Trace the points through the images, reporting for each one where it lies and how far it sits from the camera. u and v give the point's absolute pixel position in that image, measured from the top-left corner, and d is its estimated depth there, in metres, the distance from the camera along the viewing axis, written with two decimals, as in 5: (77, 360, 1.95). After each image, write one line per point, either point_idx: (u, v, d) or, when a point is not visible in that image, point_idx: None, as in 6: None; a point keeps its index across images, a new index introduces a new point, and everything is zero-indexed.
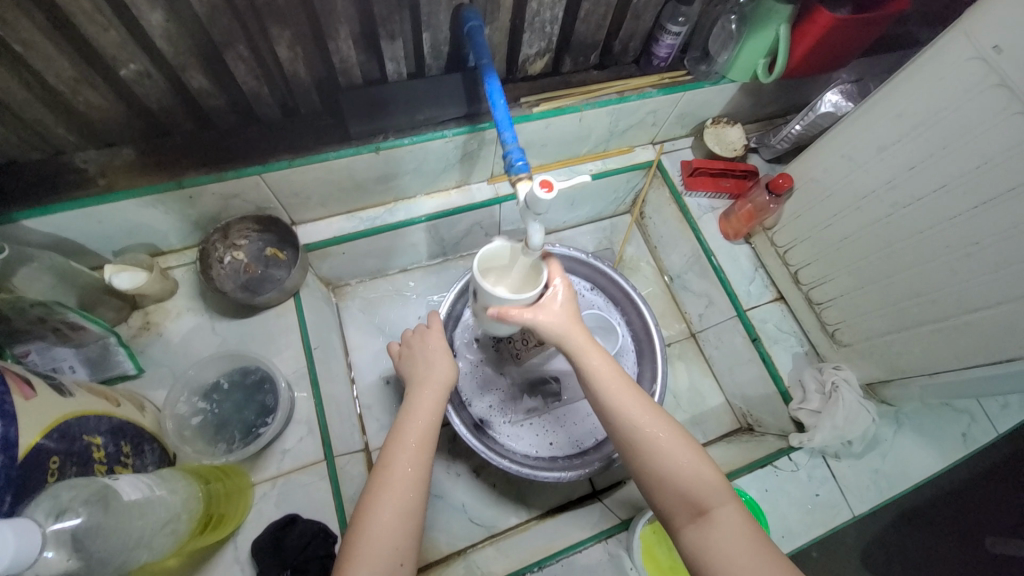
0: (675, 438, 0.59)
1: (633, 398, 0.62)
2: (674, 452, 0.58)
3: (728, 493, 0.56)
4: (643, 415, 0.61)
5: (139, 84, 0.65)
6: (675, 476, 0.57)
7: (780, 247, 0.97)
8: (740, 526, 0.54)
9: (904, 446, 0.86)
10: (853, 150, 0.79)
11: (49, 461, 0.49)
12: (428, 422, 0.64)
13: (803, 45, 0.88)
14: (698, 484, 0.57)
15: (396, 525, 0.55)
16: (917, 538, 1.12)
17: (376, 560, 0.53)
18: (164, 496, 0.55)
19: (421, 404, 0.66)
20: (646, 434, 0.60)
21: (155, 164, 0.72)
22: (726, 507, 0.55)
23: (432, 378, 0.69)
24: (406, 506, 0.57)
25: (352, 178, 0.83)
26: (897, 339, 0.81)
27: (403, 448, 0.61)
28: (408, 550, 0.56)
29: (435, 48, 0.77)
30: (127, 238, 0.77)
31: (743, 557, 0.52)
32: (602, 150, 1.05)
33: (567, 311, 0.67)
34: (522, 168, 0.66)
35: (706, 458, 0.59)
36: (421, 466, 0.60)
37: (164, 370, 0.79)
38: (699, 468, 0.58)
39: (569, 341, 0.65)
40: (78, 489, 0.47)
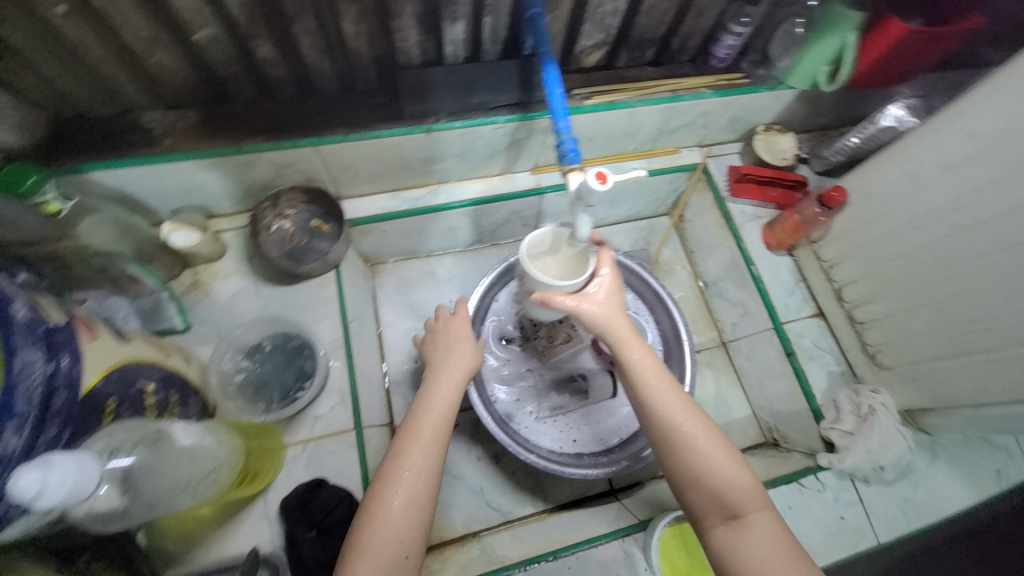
0: (714, 441, 0.60)
1: (675, 396, 0.63)
2: (713, 454, 0.59)
3: (762, 500, 0.58)
4: (684, 414, 0.62)
5: (210, 50, 0.67)
6: (712, 478, 0.58)
7: (825, 262, 0.94)
8: (773, 533, 0.56)
9: (938, 478, 0.83)
10: (915, 166, 0.76)
11: (106, 402, 0.50)
12: (444, 412, 0.64)
13: (870, 55, 0.85)
14: (733, 489, 0.58)
15: (404, 518, 0.56)
16: None
17: (382, 551, 0.54)
18: (212, 445, 0.58)
19: (440, 391, 0.66)
20: (686, 434, 0.60)
21: (216, 129, 0.74)
22: (761, 512, 0.57)
23: (453, 367, 0.69)
24: (417, 498, 0.58)
25: (400, 157, 0.84)
26: (943, 366, 0.78)
27: (416, 438, 0.61)
28: (413, 543, 0.56)
29: (494, 33, 0.77)
30: (184, 198, 0.80)
31: (776, 561, 0.53)
32: (648, 148, 1.03)
33: (612, 303, 0.67)
34: (574, 158, 0.66)
35: (743, 464, 0.60)
36: (431, 457, 0.60)
37: (209, 329, 0.82)
38: (736, 472, 0.59)
39: (614, 334, 0.66)
40: (130, 432, 0.49)
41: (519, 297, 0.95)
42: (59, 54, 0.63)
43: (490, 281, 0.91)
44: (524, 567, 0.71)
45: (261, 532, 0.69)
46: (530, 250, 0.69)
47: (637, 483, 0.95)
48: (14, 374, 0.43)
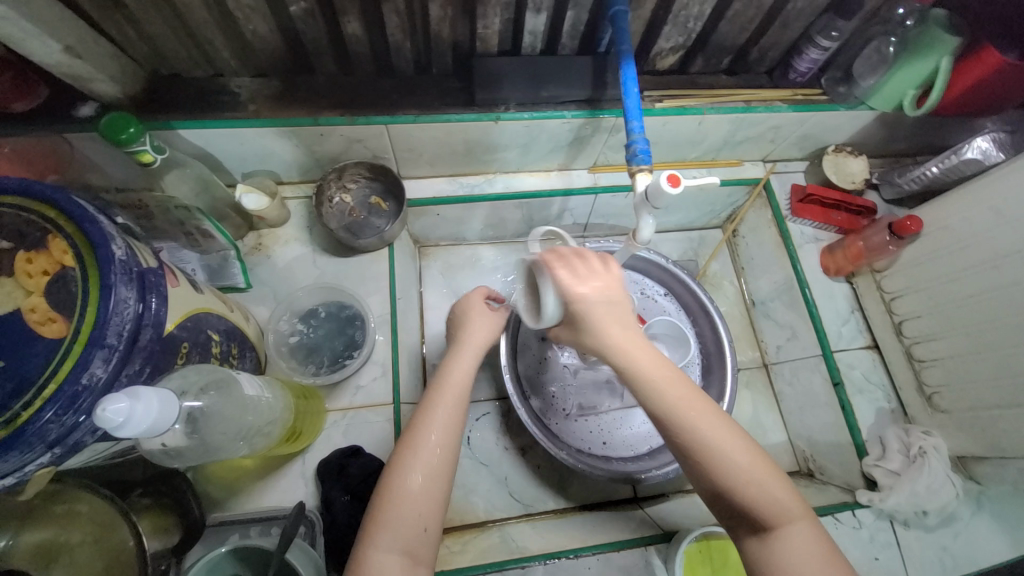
0: (742, 448, 0.54)
1: (688, 403, 0.55)
2: (740, 463, 0.53)
3: (799, 511, 0.53)
4: (706, 421, 0.54)
5: (303, 22, 0.69)
6: (739, 491, 0.53)
7: (887, 293, 0.90)
8: (810, 547, 0.52)
9: (982, 531, 0.79)
10: (1005, 203, 0.72)
11: (180, 346, 0.54)
12: (461, 390, 0.63)
13: (962, 82, 0.81)
14: (765, 500, 0.53)
15: (422, 490, 0.55)
16: None
17: (402, 524, 0.53)
18: (269, 399, 0.61)
19: (457, 370, 0.66)
20: (705, 444, 0.54)
21: (296, 99, 0.77)
22: (794, 525, 0.52)
23: (467, 349, 0.69)
24: (433, 471, 0.56)
25: (465, 143, 0.85)
26: (1005, 416, 0.74)
27: (431, 415, 0.60)
28: (432, 515, 0.55)
29: (574, 28, 0.77)
30: (258, 163, 0.83)
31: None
32: (710, 158, 1.01)
33: (599, 301, 0.57)
34: (645, 159, 0.66)
35: (774, 468, 0.55)
36: (446, 433, 0.59)
37: (266, 290, 0.85)
38: (768, 481, 0.53)
39: (607, 331, 0.57)
40: (195, 376, 0.51)
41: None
42: (166, 14, 0.66)
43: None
44: (544, 561, 0.71)
45: (296, 490, 0.72)
46: (523, 268, 0.69)
47: (661, 495, 0.94)
48: (109, 309, 0.44)
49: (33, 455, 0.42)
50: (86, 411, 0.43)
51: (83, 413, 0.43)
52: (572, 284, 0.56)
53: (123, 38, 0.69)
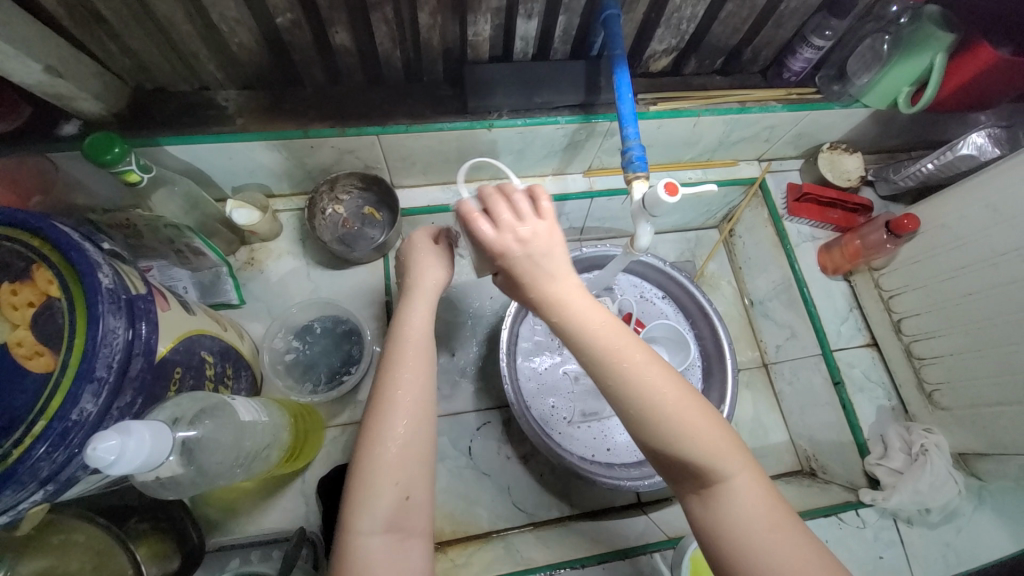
0: (682, 397, 0.51)
1: (631, 356, 0.51)
2: (679, 415, 0.50)
3: (741, 463, 0.51)
4: (648, 372, 0.51)
5: (290, 33, 0.68)
6: (681, 445, 0.50)
7: (885, 291, 0.90)
8: (751, 500, 0.50)
9: (985, 526, 0.79)
10: (1001, 201, 0.72)
11: (173, 371, 0.53)
12: (425, 347, 0.57)
13: (956, 79, 0.81)
14: (708, 454, 0.50)
15: (398, 457, 0.51)
16: None
17: (382, 498, 0.50)
18: (267, 421, 0.60)
19: (415, 324, 0.57)
20: (643, 394, 0.50)
21: (284, 111, 0.76)
22: (737, 478, 0.50)
23: (421, 300, 0.59)
24: (408, 433, 0.52)
25: (458, 151, 0.84)
26: (1006, 413, 0.74)
27: (400, 377, 0.54)
28: (412, 482, 0.52)
29: (566, 32, 0.76)
30: (248, 176, 0.82)
31: (755, 532, 0.48)
32: (705, 159, 1.01)
33: (538, 233, 0.51)
34: (641, 166, 0.65)
35: (714, 417, 0.52)
36: (417, 390, 0.54)
37: (260, 306, 0.84)
38: (709, 430, 0.51)
39: (540, 271, 0.51)
40: (193, 402, 0.51)
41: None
42: (149, 28, 0.65)
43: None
44: (548, 573, 0.70)
45: (297, 509, 0.71)
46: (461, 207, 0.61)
47: (665, 498, 0.94)
48: (98, 340, 0.43)
49: (25, 494, 0.41)
50: (79, 446, 0.42)
51: (77, 448, 0.42)
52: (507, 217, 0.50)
53: (105, 54, 0.67)
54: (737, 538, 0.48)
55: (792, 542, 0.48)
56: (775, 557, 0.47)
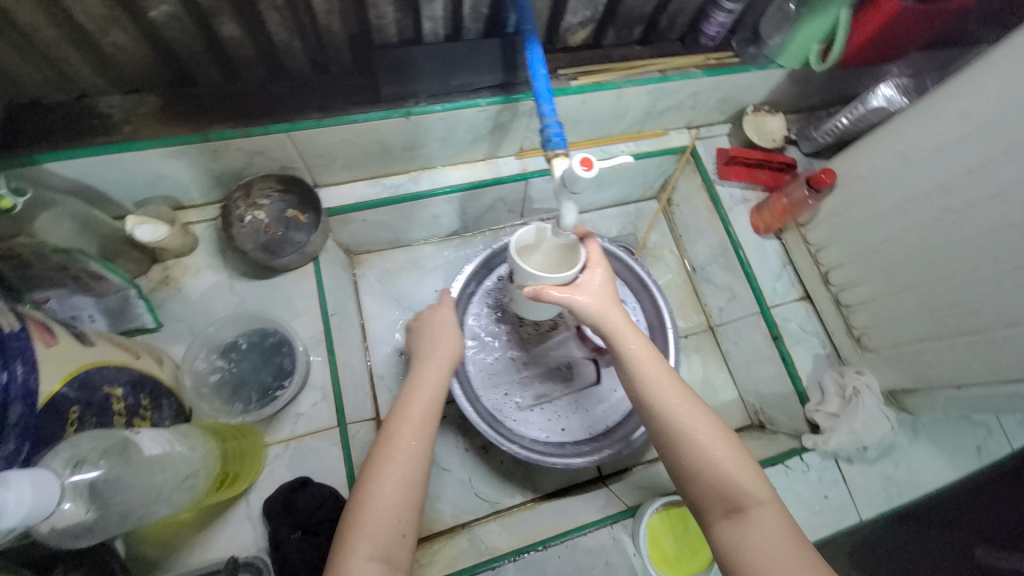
0: (715, 429, 0.59)
1: (674, 387, 0.61)
2: (713, 445, 0.57)
3: (769, 494, 0.55)
4: (686, 405, 0.60)
5: (169, 28, 0.62)
6: (714, 469, 0.57)
7: (812, 245, 0.94)
8: (777, 529, 0.53)
9: (918, 455, 0.85)
10: (906, 148, 0.75)
11: (69, 410, 0.50)
12: (434, 396, 0.62)
13: (863, 32, 0.83)
14: (737, 480, 0.56)
15: (399, 497, 0.54)
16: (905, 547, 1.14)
17: (379, 531, 0.52)
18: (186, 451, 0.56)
19: (427, 378, 0.64)
20: (682, 423, 0.59)
21: (179, 114, 0.70)
22: (764, 507, 0.55)
23: (438, 354, 0.66)
24: (408, 475, 0.55)
25: (379, 142, 0.80)
26: (927, 348, 0.78)
27: (405, 423, 0.59)
28: (411, 521, 0.55)
29: (475, 10, 0.72)
30: (149, 189, 0.75)
31: (780, 554, 0.52)
32: (636, 130, 1.01)
33: (605, 290, 0.66)
34: (559, 143, 0.64)
35: (745, 454, 0.58)
36: (422, 440, 0.58)
37: (182, 326, 0.78)
38: (738, 462, 0.57)
39: (609, 315, 0.64)
40: (97, 441, 0.47)
41: (502, 284, 0.93)
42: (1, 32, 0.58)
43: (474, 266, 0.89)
44: (514, 559, 0.70)
45: (244, 534, 0.68)
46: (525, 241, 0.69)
47: (625, 469, 0.95)
48: None
49: None
50: None
51: None
52: (593, 266, 0.66)
53: None
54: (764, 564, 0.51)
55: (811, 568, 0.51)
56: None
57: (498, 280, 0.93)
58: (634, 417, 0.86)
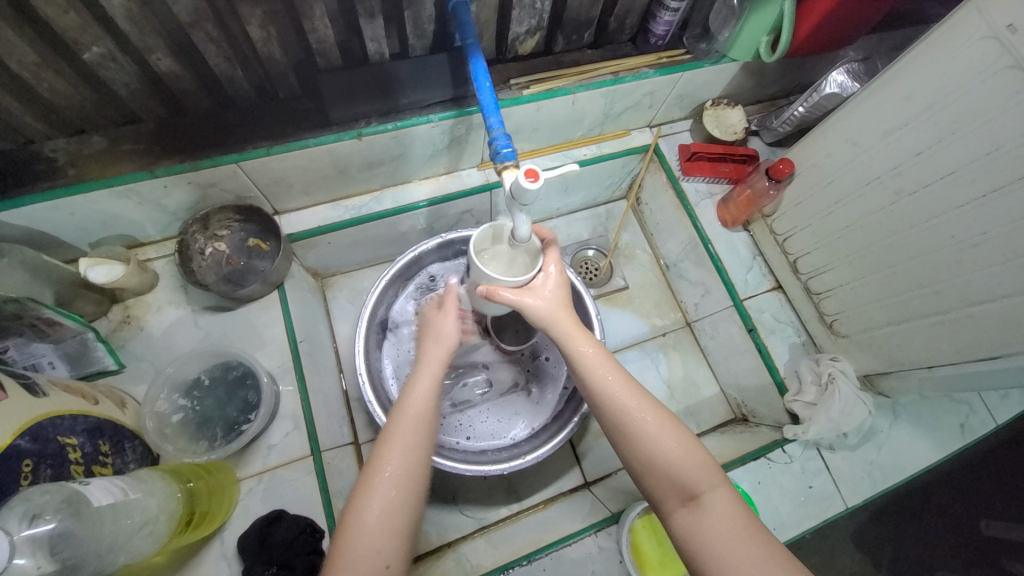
0: (661, 419, 0.58)
1: (621, 381, 0.60)
2: (662, 436, 0.57)
3: (719, 477, 0.55)
4: (635, 399, 0.59)
5: (105, 68, 0.61)
6: (666, 460, 0.56)
7: (779, 235, 0.94)
8: (730, 513, 0.53)
9: (900, 437, 0.85)
10: (857, 135, 0.75)
11: (22, 463, 0.49)
12: (423, 415, 0.59)
13: (809, 23, 0.83)
14: (688, 468, 0.55)
15: (383, 526, 0.52)
16: (910, 527, 1.12)
17: (361, 562, 0.50)
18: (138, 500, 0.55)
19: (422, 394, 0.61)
20: (631, 417, 0.58)
21: (126, 152, 0.69)
22: (716, 491, 0.54)
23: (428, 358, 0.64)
24: (394, 502, 0.53)
25: (335, 164, 0.80)
26: (896, 331, 0.78)
27: (393, 447, 0.56)
28: (397, 550, 0.52)
29: (418, 26, 0.72)
30: (104, 229, 0.75)
31: (735, 538, 0.51)
32: (596, 133, 1.01)
33: (558, 295, 0.66)
34: (508, 155, 0.63)
35: (695, 440, 0.58)
36: (412, 466, 0.56)
37: (147, 365, 0.77)
38: (689, 450, 0.57)
39: (553, 316, 0.64)
40: (51, 493, 0.46)
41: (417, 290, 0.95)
42: None
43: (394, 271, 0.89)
44: None
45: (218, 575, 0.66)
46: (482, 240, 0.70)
47: (610, 473, 0.94)
48: None
49: None
50: None
51: None
52: (547, 269, 0.67)
53: None
54: (722, 551, 0.51)
55: (766, 548, 0.50)
56: (748, 559, 0.50)
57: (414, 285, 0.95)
58: (557, 424, 0.86)
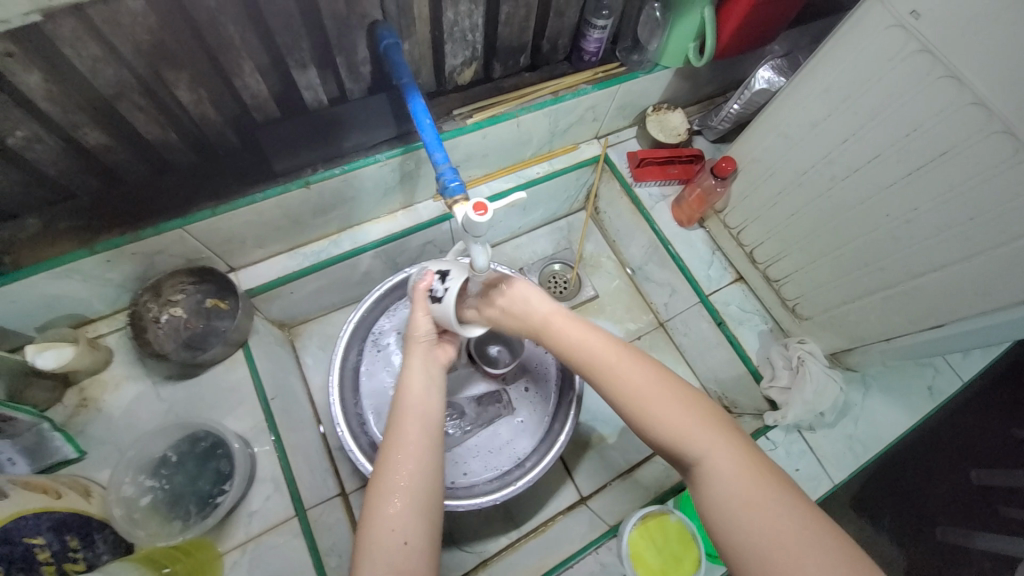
0: (645, 391, 0.56)
1: (603, 354, 0.59)
2: (651, 406, 0.55)
3: (714, 441, 0.52)
4: (626, 369, 0.58)
5: (29, 150, 0.58)
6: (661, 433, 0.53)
7: (733, 228, 0.96)
8: (733, 474, 0.49)
9: (874, 408, 0.88)
10: (787, 127, 0.78)
11: None
12: (424, 404, 0.59)
13: (729, 26, 0.87)
14: (683, 435, 0.53)
15: (402, 504, 0.52)
16: (908, 484, 1.13)
17: (380, 541, 0.50)
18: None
19: (417, 374, 0.62)
20: (619, 393, 0.56)
21: (63, 232, 0.67)
22: (714, 455, 0.51)
23: (413, 350, 0.65)
24: (412, 477, 0.54)
25: (286, 215, 0.79)
26: (853, 309, 0.81)
27: (400, 422, 0.57)
28: (415, 528, 0.52)
29: (353, 70, 0.72)
30: (49, 312, 0.72)
31: (744, 501, 0.48)
32: (546, 151, 1.02)
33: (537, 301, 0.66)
34: (457, 189, 0.63)
35: (685, 404, 0.55)
36: (419, 439, 0.56)
37: (109, 449, 0.73)
38: (685, 413, 0.54)
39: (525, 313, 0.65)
40: None
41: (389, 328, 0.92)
42: None
43: (362, 313, 0.89)
44: None
45: None
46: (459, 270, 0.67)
47: (604, 485, 0.94)
48: None
49: None
50: None
51: None
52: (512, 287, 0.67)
53: None
54: (736, 517, 0.47)
55: (781, 512, 0.46)
56: (760, 531, 0.46)
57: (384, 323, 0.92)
58: (547, 444, 0.85)
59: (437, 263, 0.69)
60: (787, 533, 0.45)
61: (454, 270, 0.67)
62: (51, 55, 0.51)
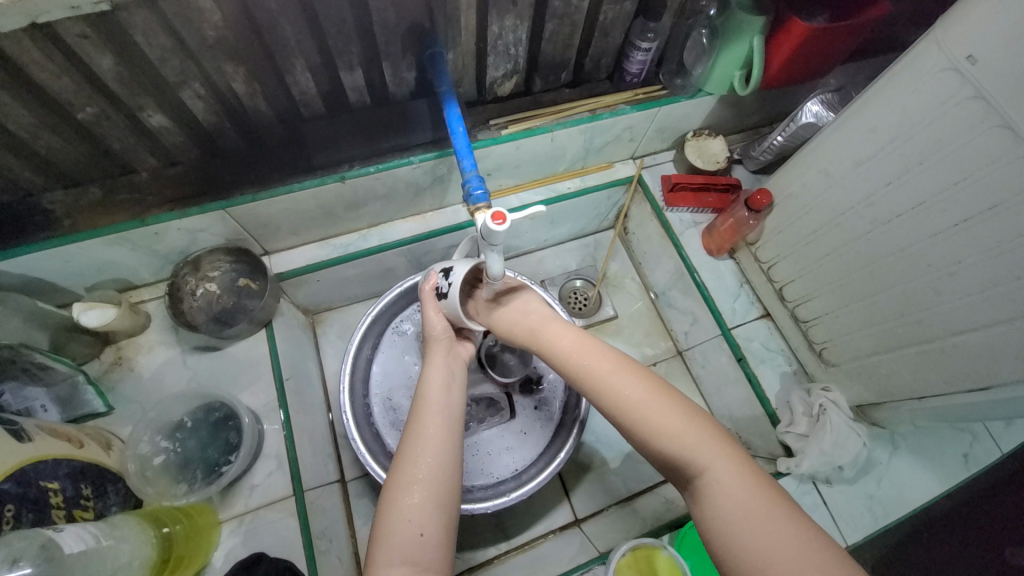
0: (650, 395, 0.55)
1: (605, 359, 0.59)
2: (648, 405, 0.54)
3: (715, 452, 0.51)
4: (620, 378, 0.57)
5: (98, 126, 0.64)
6: (662, 436, 0.52)
7: (764, 262, 0.93)
8: (733, 486, 0.48)
9: (900, 470, 0.82)
10: (829, 164, 0.75)
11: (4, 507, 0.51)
12: (444, 397, 0.61)
13: (780, 56, 0.84)
14: (686, 443, 0.51)
15: (423, 497, 0.53)
16: (933, 547, 1.04)
17: (400, 532, 0.51)
18: (113, 545, 0.56)
19: (437, 370, 0.63)
20: (621, 394, 0.55)
21: (119, 202, 0.73)
22: (715, 465, 0.50)
23: (436, 349, 0.66)
24: (431, 472, 0.54)
25: (320, 206, 0.83)
26: (884, 360, 0.76)
27: (426, 416, 0.58)
28: (431, 520, 0.52)
29: (396, 75, 0.75)
30: (99, 274, 0.78)
31: (745, 510, 0.46)
32: (579, 167, 1.03)
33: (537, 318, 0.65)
34: (480, 197, 0.64)
35: (688, 411, 0.54)
36: (440, 432, 0.57)
37: (135, 407, 0.79)
38: (683, 421, 0.53)
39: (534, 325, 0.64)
40: (29, 540, 0.49)
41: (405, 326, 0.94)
42: None
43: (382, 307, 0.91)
44: None
45: None
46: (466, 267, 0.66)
47: (601, 509, 0.92)
48: None
49: None
50: None
51: None
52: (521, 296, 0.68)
53: None
54: (736, 530, 0.46)
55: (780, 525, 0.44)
56: (759, 539, 0.44)
57: (401, 321, 0.94)
58: (545, 459, 0.85)
59: (441, 263, 0.71)
60: (792, 551, 0.43)
61: (457, 265, 0.67)
62: (124, 43, 0.56)
